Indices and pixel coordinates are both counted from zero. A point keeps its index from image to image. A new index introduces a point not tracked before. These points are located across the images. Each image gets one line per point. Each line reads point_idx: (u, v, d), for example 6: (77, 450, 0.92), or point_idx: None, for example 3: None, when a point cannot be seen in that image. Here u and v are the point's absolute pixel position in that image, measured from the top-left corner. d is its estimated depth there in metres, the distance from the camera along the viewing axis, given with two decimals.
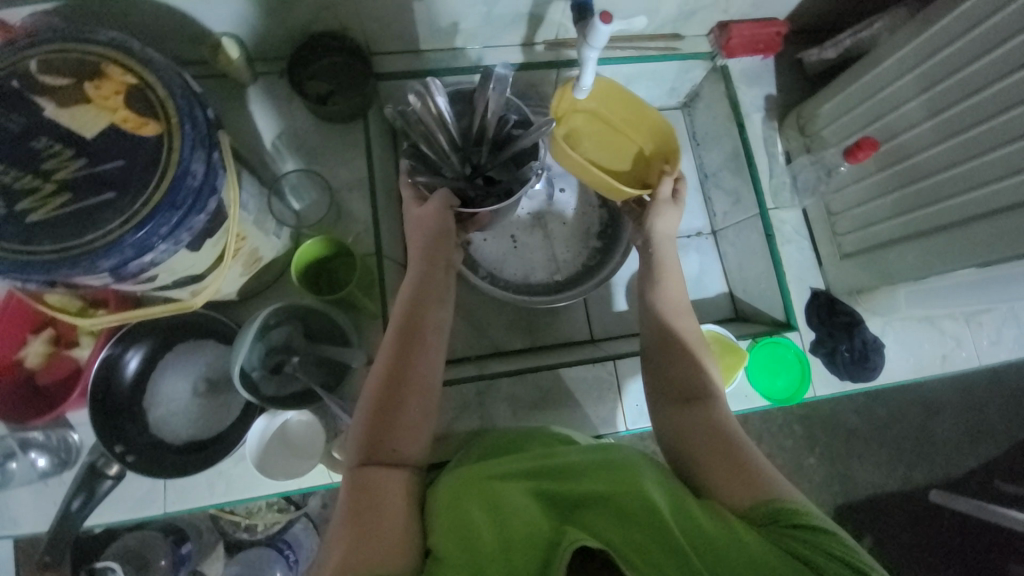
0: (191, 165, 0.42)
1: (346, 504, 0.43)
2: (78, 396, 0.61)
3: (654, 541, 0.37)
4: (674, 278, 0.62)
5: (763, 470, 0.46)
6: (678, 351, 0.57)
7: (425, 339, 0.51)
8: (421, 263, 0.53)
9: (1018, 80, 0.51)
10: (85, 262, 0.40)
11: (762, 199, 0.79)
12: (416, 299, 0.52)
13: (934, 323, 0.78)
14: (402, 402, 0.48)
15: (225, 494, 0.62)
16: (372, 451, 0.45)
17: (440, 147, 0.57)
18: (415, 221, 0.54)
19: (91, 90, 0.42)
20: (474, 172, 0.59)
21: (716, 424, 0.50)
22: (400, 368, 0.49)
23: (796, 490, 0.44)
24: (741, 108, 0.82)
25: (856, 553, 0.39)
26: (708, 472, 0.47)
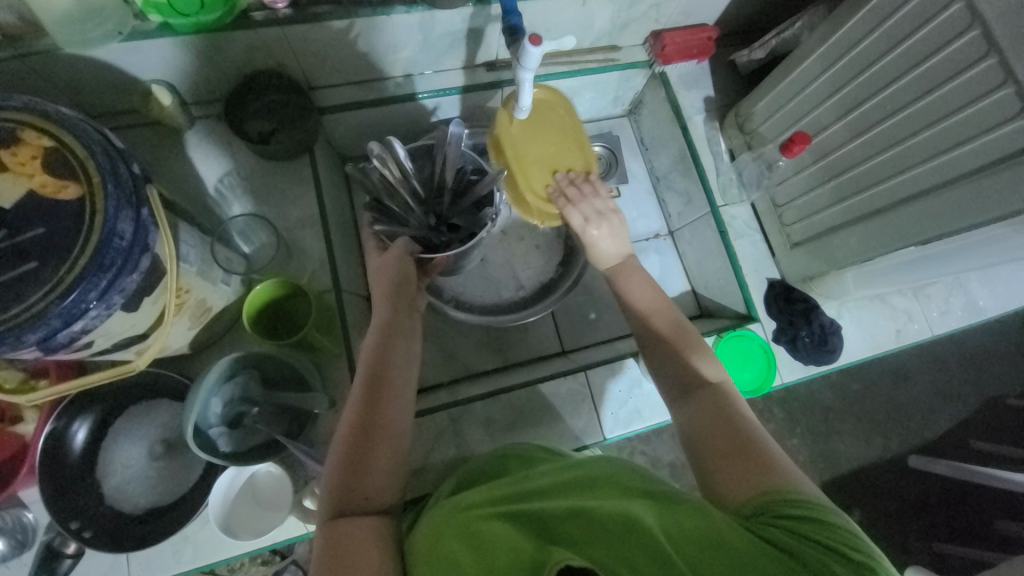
0: (118, 225, 0.40)
1: (324, 556, 0.41)
2: (27, 473, 0.56)
3: (639, 550, 0.36)
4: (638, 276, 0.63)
5: (772, 459, 0.45)
6: (674, 347, 0.57)
7: (394, 392, 0.50)
8: (387, 305, 0.54)
9: (926, 70, 0.54)
10: (10, 339, 0.37)
11: (712, 197, 0.81)
12: (382, 341, 0.52)
13: (885, 300, 0.81)
14: (372, 456, 0.46)
15: (194, 559, 0.59)
16: (345, 501, 0.44)
17: (402, 202, 0.60)
18: (377, 269, 0.56)
19: (5, 156, 0.40)
20: (438, 221, 0.63)
21: (717, 417, 0.50)
22: (372, 405, 0.49)
23: (807, 482, 0.43)
24: (682, 112, 0.85)
25: (853, 542, 0.38)
26: (711, 476, 0.47)
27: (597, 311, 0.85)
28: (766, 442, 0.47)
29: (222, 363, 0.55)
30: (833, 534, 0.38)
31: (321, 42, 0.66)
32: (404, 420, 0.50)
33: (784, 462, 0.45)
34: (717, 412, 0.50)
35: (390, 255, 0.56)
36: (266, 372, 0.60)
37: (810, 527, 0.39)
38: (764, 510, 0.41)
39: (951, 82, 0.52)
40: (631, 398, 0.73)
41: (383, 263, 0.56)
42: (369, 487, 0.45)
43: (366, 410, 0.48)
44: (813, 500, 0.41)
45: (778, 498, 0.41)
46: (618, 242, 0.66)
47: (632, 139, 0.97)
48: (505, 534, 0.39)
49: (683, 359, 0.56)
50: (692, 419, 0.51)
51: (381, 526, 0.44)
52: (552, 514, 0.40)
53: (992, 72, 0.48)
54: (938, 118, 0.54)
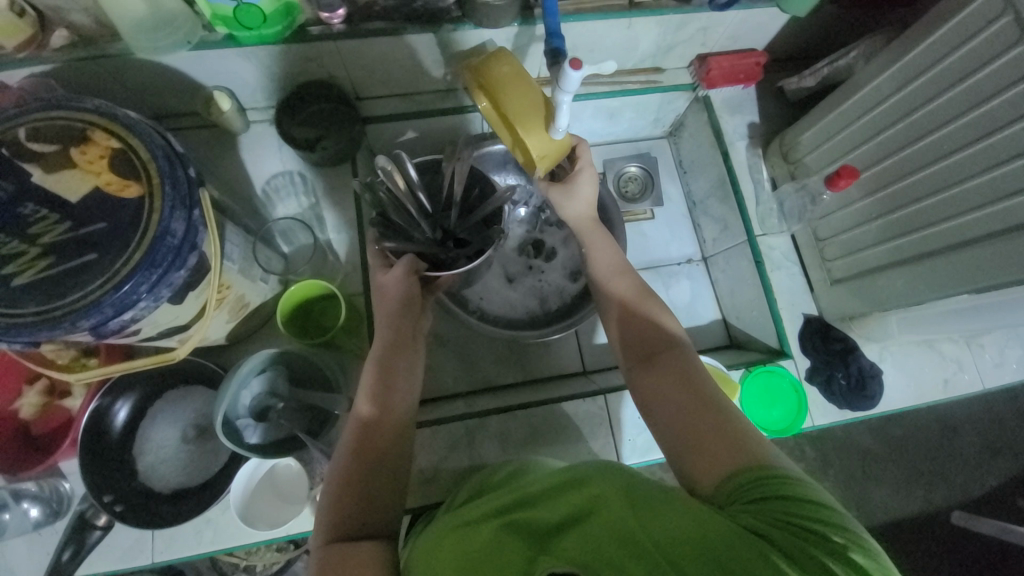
0: (171, 224, 0.43)
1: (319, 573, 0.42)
2: (69, 445, 0.60)
3: (624, 552, 0.35)
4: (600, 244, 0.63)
5: (737, 433, 0.45)
6: (636, 317, 0.57)
7: (392, 406, 0.52)
8: (390, 323, 0.54)
9: (989, 110, 0.51)
10: (67, 323, 0.41)
11: (749, 226, 0.79)
12: (386, 356, 0.54)
13: (933, 346, 0.76)
14: (369, 473, 0.48)
15: (214, 542, 0.61)
16: (339, 527, 0.45)
17: (410, 217, 0.61)
18: (382, 287, 0.56)
19: (78, 155, 0.44)
20: (445, 237, 0.62)
21: (689, 394, 0.49)
22: (371, 422, 0.50)
23: (776, 454, 0.43)
24: (724, 137, 0.83)
25: (828, 519, 0.37)
26: (683, 463, 0.46)
27: None
28: (730, 413, 0.47)
29: (263, 354, 0.58)
30: (808, 511, 0.38)
31: (370, 55, 0.69)
32: (405, 433, 0.52)
33: (750, 435, 0.45)
34: (681, 382, 0.50)
35: (393, 273, 0.55)
36: (294, 369, 0.62)
37: (785, 507, 0.38)
38: (737, 495, 0.41)
39: (1016, 125, 0.49)
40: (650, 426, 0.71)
41: (387, 281, 0.55)
42: (363, 508, 0.46)
43: (364, 428, 0.50)
44: (788, 474, 0.40)
45: (745, 474, 0.41)
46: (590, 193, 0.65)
47: (670, 161, 0.96)
48: (503, 540, 0.40)
49: (647, 328, 0.56)
50: (658, 394, 0.51)
51: (376, 551, 0.44)
52: (543, 523, 0.40)
53: None
54: (1001, 161, 0.51)
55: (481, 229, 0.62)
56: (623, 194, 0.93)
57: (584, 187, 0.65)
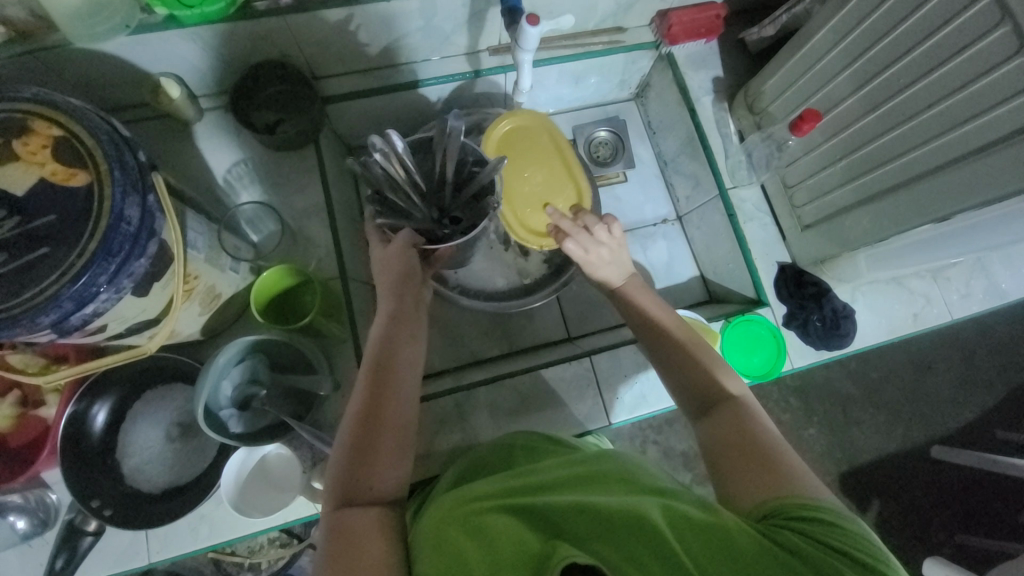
0: (125, 211, 0.41)
1: (327, 548, 0.41)
2: (48, 454, 0.59)
3: (647, 551, 0.36)
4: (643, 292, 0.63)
5: (785, 467, 0.45)
6: (679, 348, 0.58)
7: (395, 377, 0.51)
8: (392, 297, 0.55)
9: (940, 40, 0.52)
10: (26, 321, 0.39)
11: (720, 179, 0.79)
12: (390, 328, 0.54)
13: (902, 283, 0.79)
14: (372, 449, 0.47)
15: (210, 537, 0.61)
16: (349, 493, 0.44)
17: (406, 196, 0.59)
18: (382, 261, 0.56)
19: (18, 146, 0.42)
20: (441, 214, 0.62)
21: (737, 428, 0.50)
22: (377, 394, 0.50)
23: (820, 487, 0.44)
24: (690, 93, 0.83)
25: (858, 544, 0.39)
26: (726, 485, 0.48)
27: (603, 297, 0.85)
28: (778, 447, 0.47)
29: (241, 342, 0.57)
30: (848, 540, 0.39)
31: (323, 30, 0.66)
32: (408, 406, 0.51)
33: (796, 468, 0.45)
34: (732, 419, 0.51)
35: (393, 245, 0.55)
36: (273, 356, 0.61)
37: (825, 532, 0.39)
38: (775, 513, 0.42)
39: (964, 52, 0.50)
40: (636, 383, 0.73)
41: (387, 255, 0.56)
42: (364, 473, 0.46)
43: (371, 399, 0.49)
44: (825, 503, 0.42)
45: (789, 501, 0.42)
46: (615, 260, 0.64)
47: (640, 123, 0.96)
48: (509, 527, 0.39)
49: (699, 367, 0.56)
50: (713, 431, 0.51)
51: (383, 516, 0.44)
52: (559, 509, 0.40)
53: (1009, 39, 0.46)
54: (954, 89, 0.52)
55: (474, 204, 0.61)
56: (595, 159, 0.93)
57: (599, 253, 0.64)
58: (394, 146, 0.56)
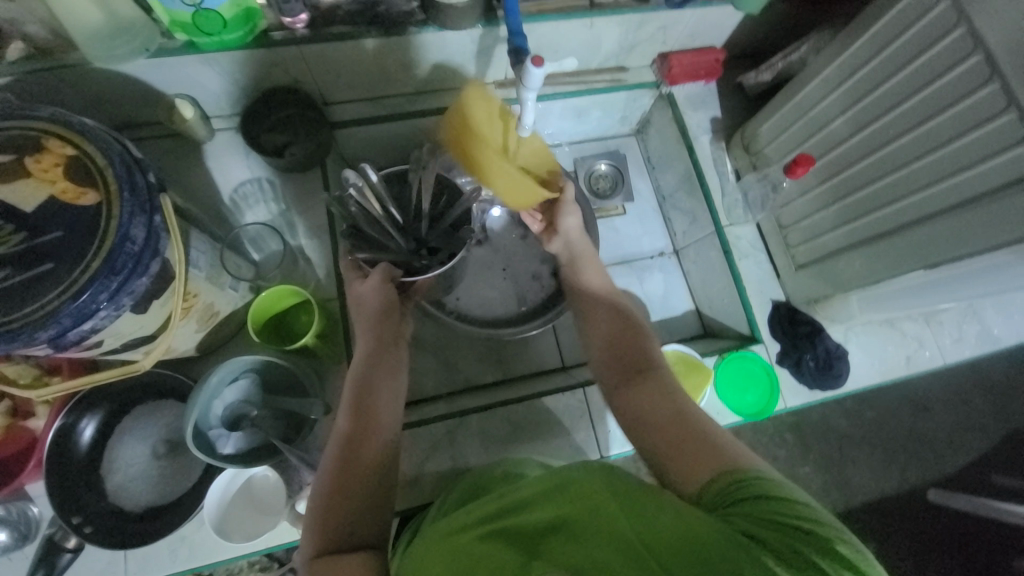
0: (131, 230, 0.42)
1: None
2: (34, 466, 0.59)
3: (618, 555, 0.35)
4: (594, 264, 0.68)
5: (713, 442, 0.45)
6: (619, 335, 0.59)
7: (376, 417, 0.51)
8: (369, 336, 0.55)
9: (929, 95, 0.54)
10: (24, 335, 0.39)
11: (717, 217, 0.81)
12: (368, 368, 0.54)
13: (895, 325, 0.79)
14: (351, 489, 0.47)
15: (188, 560, 0.59)
16: (327, 541, 0.44)
17: (383, 229, 0.59)
18: (357, 298, 0.56)
19: (32, 164, 0.43)
20: (418, 246, 0.61)
21: (667, 408, 0.50)
22: (353, 436, 0.49)
23: (749, 454, 0.44)
24: (689, 131, 0.85)
25: (809, 513, 0.37)
26: (668, 468, 0.46)
27: None
28: (706, 423, 0.48)
29: (237, 361, 0.57)
30: (787, 507, 0.37)
31: (335, 60, 0.69)
32: (393, 445, 0.51)
33: (722, 440, 0.46)
34: (658, 398, 0.51)
35: (367, 284, 0.55)
36: (267, 376, 0.61)
37: (763, 504, 0.38)
38: (720, 498, 0.40)
39: (952, 108, 0.52)
40: None
41: (363, 292, 0.56)
42: (340, 519, 0.45)
43: (346, 441, 0.49)
44: (763, 475, 0.41)
45: (727, 480, 0.41)
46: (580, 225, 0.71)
47: (639, 157, 0.98)
48: (492, 552, 0.39)
49: (630, 344, 0.58)
50: (639, 407, 0.51)
51: (365, 559, 0.44)
52: (533, 529, 0.40)
53: (996, 96, 0.48)
54: (943, 142, 0.54)
55: (450, 234, 0.61)
56: (595, 192, 0.94)
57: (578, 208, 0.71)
58: (368, 179, 0.57)
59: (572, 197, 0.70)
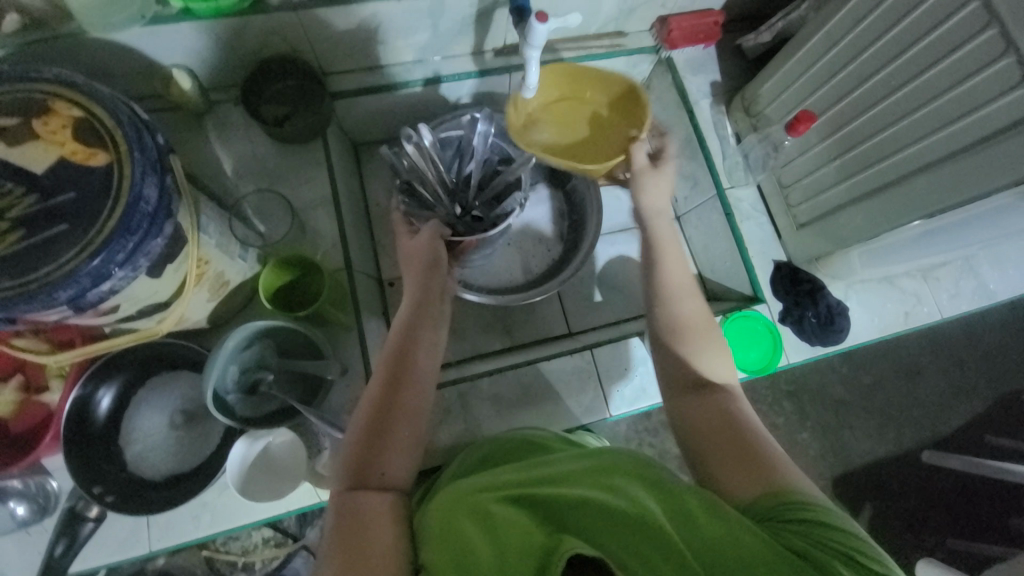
0: (144, 190, 0.42)
1: (336, 521, 0.44)
2: (51, 439, 0.58)
3: (655, 549, 0.38)
4: (674, 254, 0.62)
5: (768, 459, 0.47)
6: (687, 341, 0.57)
7: (416, 366, 0.53)
8: (416, 293, 0.57)
9: (929, 43, 0.55)
10: (43, 296, 0.40)
11: (719, 179, 0.82)
12: (413, 320, 0.55)
13: (893, 282, 0.81)
14: (387, 430, 0.49)
15: (212, 525, 0.61)
16: (361, 476, 0.46)
17: (436, 192, 0.68)
18: (409, 251, 0.60)
19: (39, 126, 0.43)
20: (463, 210, 0.69)
21: (726, 419, 0.51)
22: (394, 383, 0.51)
23: (803, 479, 0.46)
24: (689, 96, 0.86)
25: (855, 542, 0.40)
26: (719, 477, 0.48)
27: (602, 293, 0.87)
28: (762, 441, 0.49)
29: (251, 326, 0.57)
30: (839, 538, 0.40)
31: (333, 27, 0.68)
32: (429, 392, 0.53)
33: (778, 461, 0.47)
34: (711, 409, 0.53)
35: (421, 238, 0.60)
36: (280, 341, 0.61)
37: (814, 530, 0.40)
38: (770, 514, 0.43)
39: (953, 55, 0.53)
40: (637, 376, 0.74)
41: (415, 245, 0.60)
42: (375, 454, 0.47)
43: (388, 387, 0.51)
44: (815, 501, 0.43)
45: (780, 500, 0.43)
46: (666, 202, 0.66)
47: None
48: (519, 518, 0.41)
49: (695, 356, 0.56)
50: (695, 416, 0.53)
51: (389, 501, 0.46)
52: (565, 502, 0.41)
53: (996, 41, 0.49)
54: (944, 90, 0.54)
55: (492, 205, 0.70)
56: None
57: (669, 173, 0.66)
58: (423, 143, 0.65)
59: (647, 162, 0.67)
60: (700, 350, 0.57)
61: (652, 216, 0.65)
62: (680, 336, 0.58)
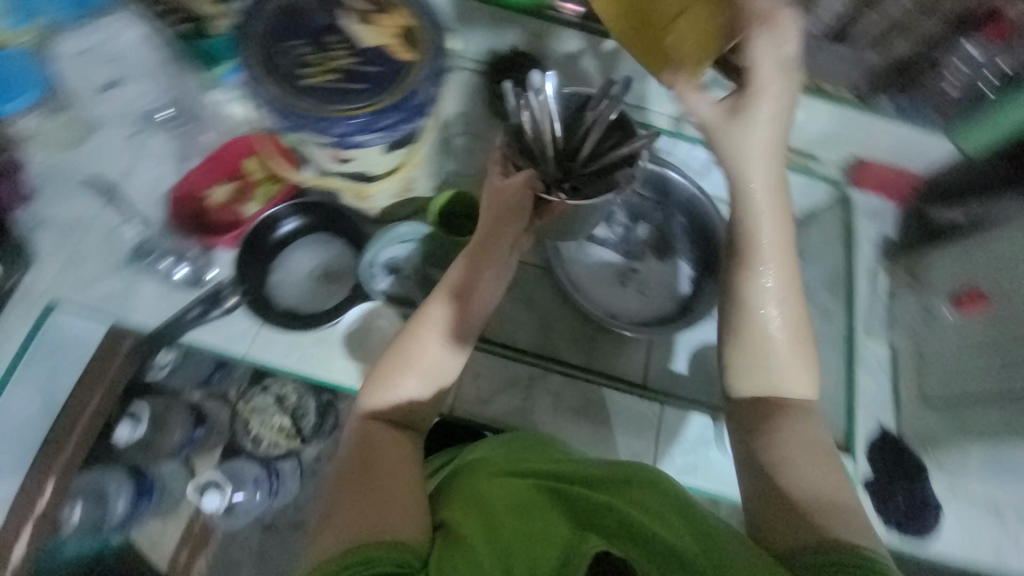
0: (422, 87, 0.55)
1: (354, 442, 0.55)
2: (232, 237, 0.73)
3: (661, 553, 0.44)
4: (780, 243, 0.54)
5: (828, 511, 0.47)
6: (768, 354, 0.55)
7: (460, 310, 0.59)
8: (484, 236, 0.60)
9: None
10: (328, 121, 0.54)
11: (854, 322, 0.79)
12: (471, 262, 0.60)
13: (1004, 517, 0.72)
14: (408, 370, 0.57)
15: (297, 361, 0.69)
16: (379, 409, 0.57)
17: (542, 145, 0.62)
18: (495, 192, 0.61)
19: (382, 18, 0.58)
20: (565, 177, 0.63)
21: (804, 458, 0.51)
22: (429, 325, 0.58)
23: (871, 537, 0.45)
24: (855, 236, 0.84)
25: None
26: (772, 521, 0.48)
27: (691, 369, 0.79)
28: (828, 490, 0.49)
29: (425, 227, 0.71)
30: None
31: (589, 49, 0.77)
32: (466, 337, 0.59)
33: (844, 512, 0.47)
34: (790, 448, 0.51)
35: (512, 181, 0.59)
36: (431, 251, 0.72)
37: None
38: (815, 564, 0.44)
39: None
40: (694, 452, 0.73)
41: (503, 188, 0.60)
42: (391, 389, 0.57)
43: (426, 329, 0.58)
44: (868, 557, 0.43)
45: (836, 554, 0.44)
46: (766, 169, 0.53)
47: None
48: (552, 521, 0.48)
49: (767, 371, 0.55)
50: (766, 443, 0.53)
51: (401, 439, 0.55)
52: (588, 502, 0.48)
53: None
54: None
55: (596, 179, 0.62)
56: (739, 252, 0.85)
57: (757, 124, 0.52)
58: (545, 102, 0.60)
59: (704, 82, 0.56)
60: (771, 369, 0.55)
61: (741, 180, 0.54)
62: (759, 352, 0.55)
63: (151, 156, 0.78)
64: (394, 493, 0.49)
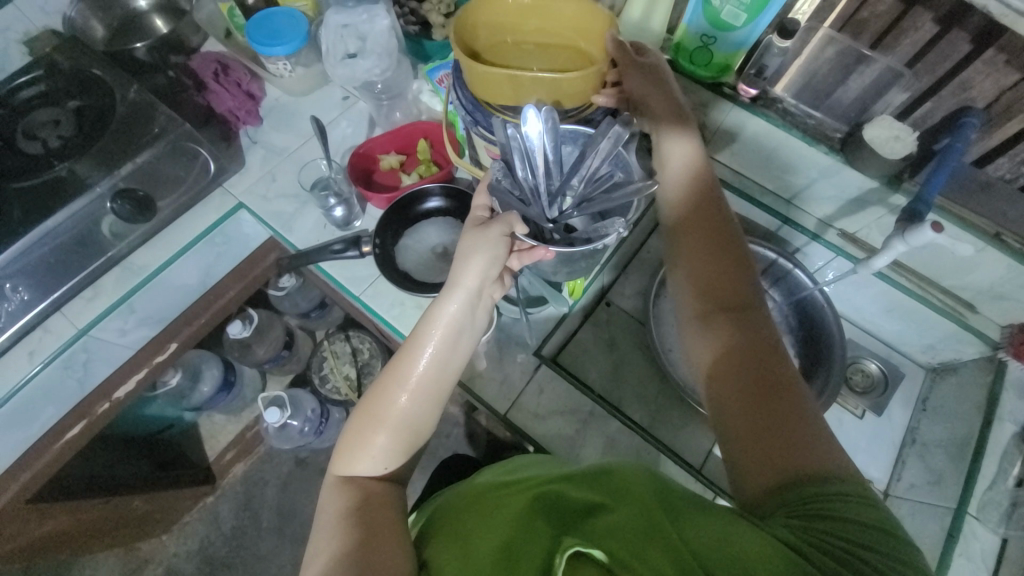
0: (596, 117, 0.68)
1: (328, 508, 0.54)
2: (385, 198, 0.84)
3: (643, 541, 0.41)
4: (710, 236, 0.61)
5: (809, 433, 0.49)
6: (730, 296, 0.58)
7: (423, 357, 0.57)
8: (460, 276, 0.58)
9: None
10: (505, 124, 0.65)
11: (969, 497, 0.66)
12: (441, 306, 0.58)
13: None
14: (372, 435, 0.56)
15: (396, 316, 0.80)
16: (352, 474, 0.56)
17: (532, 185, 0.62)
18: (472, 238, 0.59)
19: None
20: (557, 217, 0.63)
21: (774, 385, 0.52)
22: (398, 380, 0.56)
23: (845, 459, 0.47)
24: (997, 406, 0.71)
25: (885, 520, 0.43)
26: (744, 462, 0.50)
27: None
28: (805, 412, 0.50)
29: None
30: (861, 513, 0.43)
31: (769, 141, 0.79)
32: (437, 384, 0.57)
33: (820, 434, 0.49)
34: (757, 370, 0.53)
35: (490, 232, 0.58)
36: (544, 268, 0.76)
37: (843, 508, 0.43)
38: (790, 502, 0.45)
39: None
40: None
41: (483, 233, 0.58)
42: (358, 452, 0.56)
43: (385, 390, 0.56)
44: (844, 488, 0.45)
45: (811, 483, 0.45)
46: (686, 184, 0.64)
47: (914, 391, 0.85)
48: (536, 523, 0.47)
49: (740, 321, 0.56)
50: (733, 384, 0.53)
51: (382, 497, 0.55)
52: (571, 506, 0.47)
53: None
54: None
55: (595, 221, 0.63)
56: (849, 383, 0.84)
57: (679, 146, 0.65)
58: (528, 144, 0.60)
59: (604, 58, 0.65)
60: (745, 319, 0.56)
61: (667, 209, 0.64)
62: (729, 311, 0.57)
63: (351, 117, 0.95)
64: (383, 541, 0.50)
